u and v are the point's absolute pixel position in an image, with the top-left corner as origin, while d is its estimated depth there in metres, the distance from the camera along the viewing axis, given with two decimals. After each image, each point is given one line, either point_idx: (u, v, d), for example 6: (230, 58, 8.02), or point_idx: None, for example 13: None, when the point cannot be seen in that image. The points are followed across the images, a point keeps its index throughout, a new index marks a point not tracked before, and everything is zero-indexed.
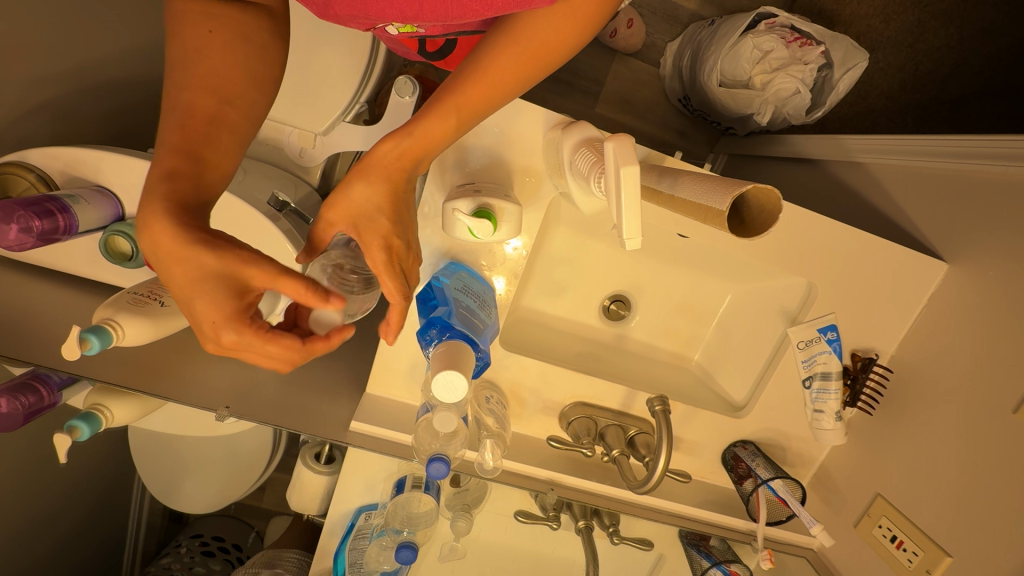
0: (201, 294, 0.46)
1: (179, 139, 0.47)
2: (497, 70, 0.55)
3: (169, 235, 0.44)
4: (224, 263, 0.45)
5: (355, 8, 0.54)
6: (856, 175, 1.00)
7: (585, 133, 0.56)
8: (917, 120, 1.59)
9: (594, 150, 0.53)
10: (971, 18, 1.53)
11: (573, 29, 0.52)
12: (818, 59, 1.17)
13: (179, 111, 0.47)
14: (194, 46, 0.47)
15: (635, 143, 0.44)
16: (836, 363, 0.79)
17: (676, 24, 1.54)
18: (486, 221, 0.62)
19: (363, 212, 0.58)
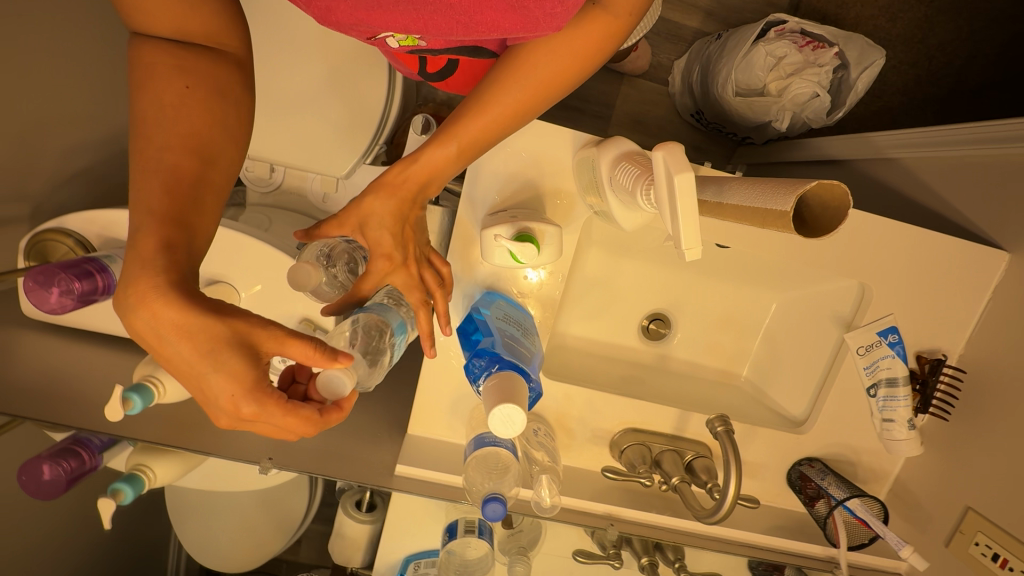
0: (212, 365, 0.45)
1: (162, 211, 0.46)
2: (500, 105, 0.58)
3: (170, 311, 0.44)
4: (220, 323, 0.45)
5: (359, 15, 0.54)
6: (890, 171, 0.97)
7: (622, 148, 0.55)
8: (936, 113, 1.58)
9: (637, 164, 0.51)
10: (979, 11, 1.54)
11: (574, 66, 0.56)
12: (832, 61, 1.16)
13: (158, 189, 0.47)
14: (164, 98, 0.48)
15: (685, 149, 0.42)
16: (901, 367, 0.74)
17: (681, 42, 1.56)
18: (528, 244, 0.61)
19: (368, 221, 0.62)
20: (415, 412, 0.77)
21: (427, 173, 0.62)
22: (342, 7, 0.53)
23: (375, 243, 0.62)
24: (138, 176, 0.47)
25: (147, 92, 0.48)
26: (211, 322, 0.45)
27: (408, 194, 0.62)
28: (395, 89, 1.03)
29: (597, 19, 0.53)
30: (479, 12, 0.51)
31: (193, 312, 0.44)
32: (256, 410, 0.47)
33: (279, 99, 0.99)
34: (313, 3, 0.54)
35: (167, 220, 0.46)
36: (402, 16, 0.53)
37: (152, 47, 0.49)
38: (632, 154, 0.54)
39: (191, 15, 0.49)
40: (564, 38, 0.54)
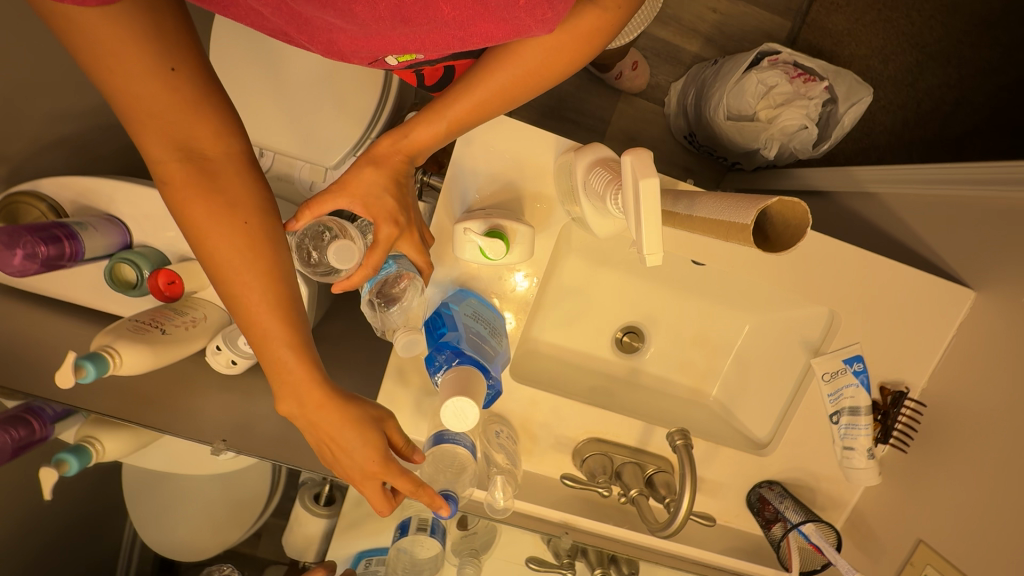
0: (351, 447, 0.55)
1: (281, 332, 0.52)
2: (496, 91, 0.59)
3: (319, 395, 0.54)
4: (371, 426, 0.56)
5: (359, 44, 0.55)
6: (869, 205, 0.99)
7: (599, 154, 0.55)
8: (922, 154, 1.62)
9: (610, 169, 0.52)
10: (967, 59, 1.59)
11: (568, 58, 0.57)
12: (822, 94, 1.18)
13: (261, 308, 0.51)
14: (227, 196, 0.50)
15: (654, 155, 0.42)
16: (864, 397, 0.75)
17: (679, 65, 1.59)
18: (498, 241, 0.61)
19: (362, 194, 0.60)
20: None
21: (422, 150, 0.63)
22: (342, 37, 0.54)
23: (376, 208, 0.61)
24: (240, 294, 0.51)
25: (196, 215, 0.50)
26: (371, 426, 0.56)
27: (399, 166, 0.62)
28: (390, 84, 1.03)
29: (591, 11, 0.53)
30: (472, 27, 0.51)
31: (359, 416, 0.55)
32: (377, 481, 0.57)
33: (272, 84, 0.99)
34: (315, 37, 0.55)
35: (298, 336, 0.53)
36: (400, 39, 0.54)
37: (179, 179, 0.49)
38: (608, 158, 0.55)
39: (196, 119, 0.48)
40: (559, 34, 0.54)
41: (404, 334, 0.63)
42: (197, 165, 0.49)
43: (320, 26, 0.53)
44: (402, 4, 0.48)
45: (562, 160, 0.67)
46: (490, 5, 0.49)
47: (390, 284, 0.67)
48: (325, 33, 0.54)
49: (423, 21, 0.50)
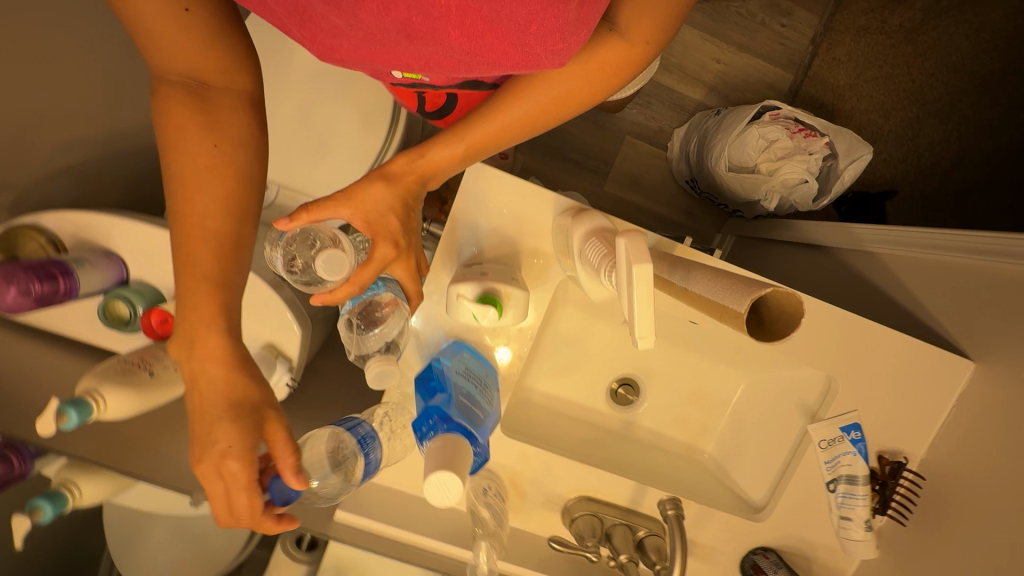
0: (219, 428, 0.52)
1: (207, 282, 0.53)
2: (515, 118, 0.61)
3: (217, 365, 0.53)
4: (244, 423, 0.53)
5: (362, 53, 0.56)
6: (869, 264, 0.99)
7: (595, 223, 0.55)
8: (923, 208, 1.64)
9: (606, 243, 0.52)
10: (967, 118, 1.62)
11: (585, 89, 0.59)
12: (822, 150, 1.20)
13: (204, 256, 0.53)
14: (196, 131, 0.53)
15: (647, 239, 0.43)
16: (861, 466, 0.74)
17: (683, 112, 1.62)
18: (490, 308, 0.61)
19: (367, 208, 0.60)
20: None
21: (431, 168, 0.63)
22: (346, 44, 0.55)
23: (381, 223, 0.61)
24: (181, 227, 0.53)
25: (174, 134, 0.53)
26: (241, 418, 0.53)
27: (411, 187, 0.63)
28: (398, 122, 1.04)
29: (614, 46, 0.56)
30: (480, 54, 0.53)
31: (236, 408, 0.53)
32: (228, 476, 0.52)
33: (280, 123, 1.00)
34: (318, 39, 0.56)
35: (223, 309, 0.54)
36: (405, 54, 0.55)
37: (170, 97, 0.53)
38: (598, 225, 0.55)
39: (203, 54, 0.52)
40: (582, 67, 0.57)
41: (376, 364, 0.62)
42: (194, 92, 0.54)
43: (324, 29, 0.53)
44: (412, 23, 0.50)
45: (562, 216, 0.68)
46: (500, 37, 0.50)
47: (372, 307, 0.66)
48: (328, 38, 0.55)
49: (429, 41, 0.52)
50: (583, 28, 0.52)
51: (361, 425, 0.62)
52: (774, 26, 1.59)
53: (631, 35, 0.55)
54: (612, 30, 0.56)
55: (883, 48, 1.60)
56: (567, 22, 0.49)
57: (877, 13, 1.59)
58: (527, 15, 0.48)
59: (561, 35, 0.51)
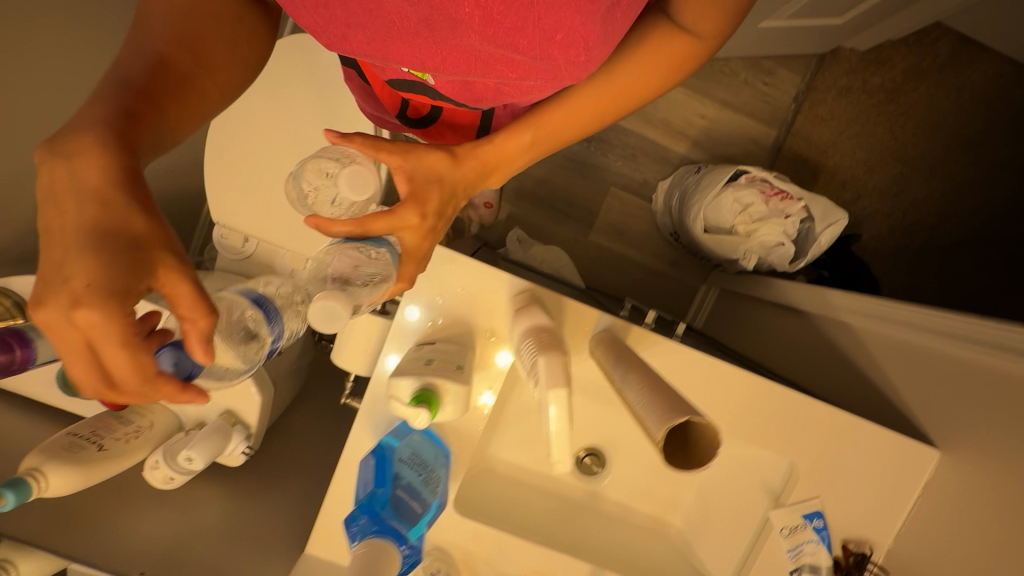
0: (79, 253, 0.42)
1: (113, 113, 0.47)
2: (574, 106, 0.66)
3: (96, 173, 0.44)
4: (131, 247, 0.44)
5: (372, 45, 0.60)
6: (843, 336, 0.98)
7: (534, 320, 0.61)
8: (910, 264, 1.63)
9: (542, 340, 0.57)
10: (951, 175, 1.63)
11: (639, 85, 0.65)
12: (799, 213, 1.20)
13: (123, 91, 0.49)
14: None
15: (564, 362, 0.54)
16: (823, 555, 0.76)
17: (667, 165, 1.64)
18: (421, 411, 0.56)
19: (422, 174, 0.63)
20: (316, 531, 0.73)
21: (488, 146, 0.67)
22: (359, 35, 0.58)
23: (428, 193, 0.63)
24: (124, 49, 0.51)
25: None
26: (113, 250, 0.43)
27: (473, 171, 0.67)
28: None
29: (674, 45, 0.62)
30: (501, 50, 0.56)
31: (115, 239, 0.44)
32: (90, 321, 0.41)
33: None
34: (331, 28, 0.59)
35: (123, 149, 0.46)
36: (421, 52, 0.59)
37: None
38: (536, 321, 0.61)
39: None
40: (646, 63, 0.63)
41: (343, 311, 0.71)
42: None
43: (340, 16, 0.56)
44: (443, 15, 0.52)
45: (513, 302, 0.69)
46: (527, 34, 0.54)
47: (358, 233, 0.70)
48: (342, 28, 0.58)
49: (445, 36, 0.55)
50: (607, 34, 0.56)
51: (268, 300, 0.56)
52: (756, 84, 1.62)
53: (697, 31, 0.61)
54: (680, 28, 0.61)
55: (865, 105, 1.63)
56: (593, 30, 0.53)
57: (858, 72, 1.62)
58: (557, 19, 0.52)
59: (584, 43, 0.55)
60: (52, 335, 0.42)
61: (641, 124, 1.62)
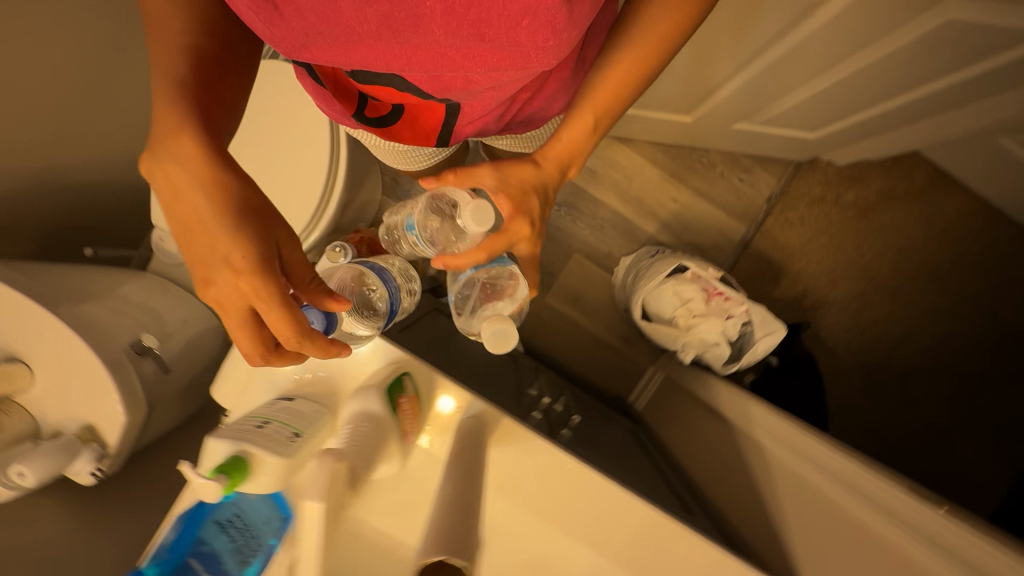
0: (227, 245, 0.60)
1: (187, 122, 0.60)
2: (605, 91, 0.75)
3: (202, 165, 0.60)
4: (235, 209, 0.61)
5: (339, 52, 0.70)
6: (754, 454, 0.99)
7: (364, 408, 0.69)
8: (863, 381, 1.61)
9: (355, 434, 0.65)
10: (915, 300, 1.63)
11: (651, 60, 0.72)
12: (740, 315, 1.17)
13: (175, 100, 0.60)
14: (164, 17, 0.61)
15: (338, 469, 0.58)
16: None
17: (633, 241, 1.65)
18: (217, 481, 0.55)
19: (514, 184, 0.76)
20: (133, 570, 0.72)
21: (555, 148, 0.79)
22: (328, 44, 0.69)
23: (528, 198, 0.77)
24: (155, 66, 0.61)
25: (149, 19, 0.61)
26: (248, 226, 0.61)
27: (557, 171, 0.80)
28: (337, 164, 1.22)
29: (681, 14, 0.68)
30: (470, 38, 0.67)
31: (240, 211, 0.61)
32: (256, 290, 0.60)
33: None
34: (295, 41, 0.68)
35: (205, 147, 0.60)
36: (388, 47, 0.69)
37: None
38: (402, 400, 0.72)
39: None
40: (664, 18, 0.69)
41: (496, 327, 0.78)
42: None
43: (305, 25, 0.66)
44: (405, 10, 0.63)
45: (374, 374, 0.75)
46: (491, 26, 0.65)
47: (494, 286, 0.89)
48: (312, 41, 0.69)
49: (409, 33, 0.66)
50: (572, 22, 0.65)
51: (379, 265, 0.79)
52: (733, 179, 1.64)
53: None
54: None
55: (839, 219, 1.64)
56: (553, 18, 0.63)
57: (836, 185, 1.63)
58: (515, 11, 0.62)
59: (551, 28, 0.65)
60: (224, 299, 0.62)
61: (613, 197, 1.64)
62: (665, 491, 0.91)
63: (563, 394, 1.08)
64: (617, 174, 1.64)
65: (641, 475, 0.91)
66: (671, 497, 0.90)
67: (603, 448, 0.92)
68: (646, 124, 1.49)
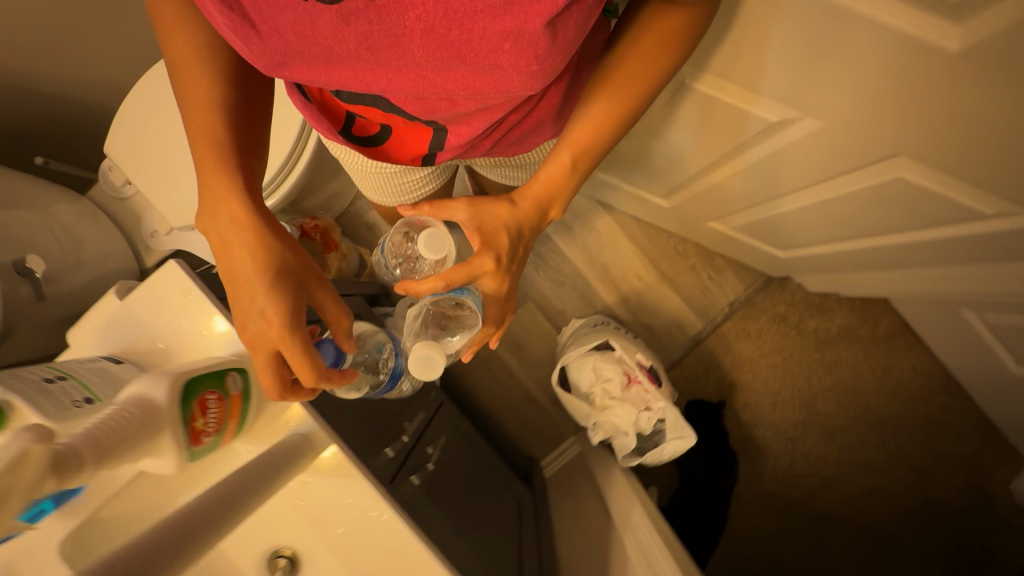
0: (263, 297, 0.60)
1: (227, 181, 0.63)
2: (593, 115, 0.68)
3: (246, 218, 0.62)
4: (286, 255, 0.63)
5: (316, 70, 0.66)
6: (615, 559, 0.93)
7: (150, 393, 0.55)
8: (779, 514, 1.57)
9: (117, 420, 0.51)
10: (852, 446, 1.59)
11: (631, 93, 0.66)
12: (653, 409, 1.14)
13: (207, 153, 0.63)
14: (186, 64, 0.63)
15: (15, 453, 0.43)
16: None
17: (589, 306, 1.63)
18: None
19: (489, 222, 0.70)
20: None
21: (535, 184, 0.72)
22: (304, 59, 0.64)
23: (499, 233, 0.70)
24: (193, 135, 0.64)
25: (180, 87, 0.64)
26: (281, 278, 0.61)
27: (536, 209, 0.73)
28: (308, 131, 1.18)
29: (671, 27, 0.61)
30: (451, 59, 0.61)
31: (276, 274, 0.61)
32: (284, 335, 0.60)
33: None
34: (268, 58, 0.63)
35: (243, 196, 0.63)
36: (365, 66, 0.64)
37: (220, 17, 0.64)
38: (207, 397, 0.59)
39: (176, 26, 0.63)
40: (647, 45, 0.63)
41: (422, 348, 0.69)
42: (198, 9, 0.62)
43: (281, 45, 0.61)
44: (385, 30, 0.58)
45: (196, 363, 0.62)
46: (473, 48, 0.59)
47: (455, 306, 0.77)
48: (283, 58, 0.63)
49: (387, 55, 0.62)
50: (557, 49, 0.60)
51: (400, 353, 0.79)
52: (702, 275, 1.63)
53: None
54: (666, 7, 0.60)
55: (795, 345, 1.61)
56: (536, 41, 0.57)
57: (800, 310, 1.61)
58: (499, 32, 0.57)
59: (534, 53, 0.59)
60: (255, 342, 0.62)
61: (580, 258, 1.63)
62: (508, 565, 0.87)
63: (445, 437, 1.05)
64: (591, 236, 1.63)
65: (484, 540, 0.87)
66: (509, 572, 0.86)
67: (455, 503, 0.88)
68: (628, 197, 1.48)
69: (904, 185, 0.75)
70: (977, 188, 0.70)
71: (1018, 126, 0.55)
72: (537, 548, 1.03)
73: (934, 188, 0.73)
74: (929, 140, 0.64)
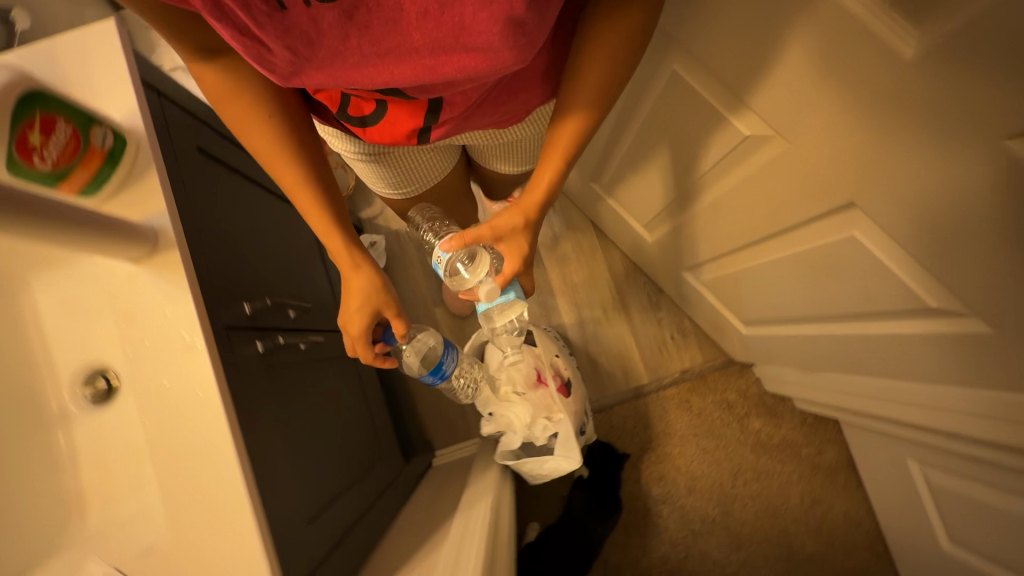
0: (349, 313, 0.80)
1: (313, 208, 0.76)
2: (574, 105, 0.65)
3: (337, 242, 0.78)
4: (367, 277, 0.79)
5: (328, 77, 0.60)
6: (435, 530, 0.85)
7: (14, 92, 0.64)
8: None
9: None
10: (754, 567, 1.45)
11: (607, 89, 0.64)
12: (550, 417, 1.09)
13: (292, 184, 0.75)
14: (235, 117, 0.70)
15: None
16: None
17: (544, 318, 1.59)
18: None
19: (506, 235, 0.71)
20: None
21: (534, 201, 0.71)
22: (314, 68, 0.58)
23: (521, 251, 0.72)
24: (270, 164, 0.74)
25: (236, 117, 0.70)
26: (360, 295, 0.79)
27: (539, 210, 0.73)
28: None
29: (639, 14, 0.58)
30: (450, 51, 0.56)
31: (361, 293, 0.79)
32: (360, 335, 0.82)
33: None
34: (275, 68, 0.58)
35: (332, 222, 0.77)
36: (369, 65, 0.58)
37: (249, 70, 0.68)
38: (58, 123, 0.55)
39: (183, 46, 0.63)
40: (623, 33, 0.59)
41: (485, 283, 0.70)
42: (210, 59, 0.65)
43: (292, 58, 0.56)
44: (383, 15, 0.52)
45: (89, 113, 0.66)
46: (466, 29, 0.53)
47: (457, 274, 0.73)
48: (293, 67, 0.58)
49: (393, 45, 0.56)
50: (541, 20, 0.55)
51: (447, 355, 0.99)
52: (666, 331, 1.59)
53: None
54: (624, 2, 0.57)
55: (733, 437, 1.52)
56: (525, 17, 0.52)
57: (750, 404, 1.53)
58: (488, 17, 0.51)
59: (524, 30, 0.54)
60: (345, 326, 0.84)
61: (554, 270, 1.62)
62: (326, 487, 0.80)
63: (329, 351, 0.98)
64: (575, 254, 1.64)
65: (315, 452, 0.80)
66: (324, 495, 0.78)
67: (306, 402, 0.82)
68: (618, 226, 1.49)
69: (850, 247, 0.72)
70: (917, 266, 0.66)
71: (940, 166, 0.52)
72: (373, 496, 0.94)
73: (872, 256, 0.70)
74: (865, 179, 0.61)
